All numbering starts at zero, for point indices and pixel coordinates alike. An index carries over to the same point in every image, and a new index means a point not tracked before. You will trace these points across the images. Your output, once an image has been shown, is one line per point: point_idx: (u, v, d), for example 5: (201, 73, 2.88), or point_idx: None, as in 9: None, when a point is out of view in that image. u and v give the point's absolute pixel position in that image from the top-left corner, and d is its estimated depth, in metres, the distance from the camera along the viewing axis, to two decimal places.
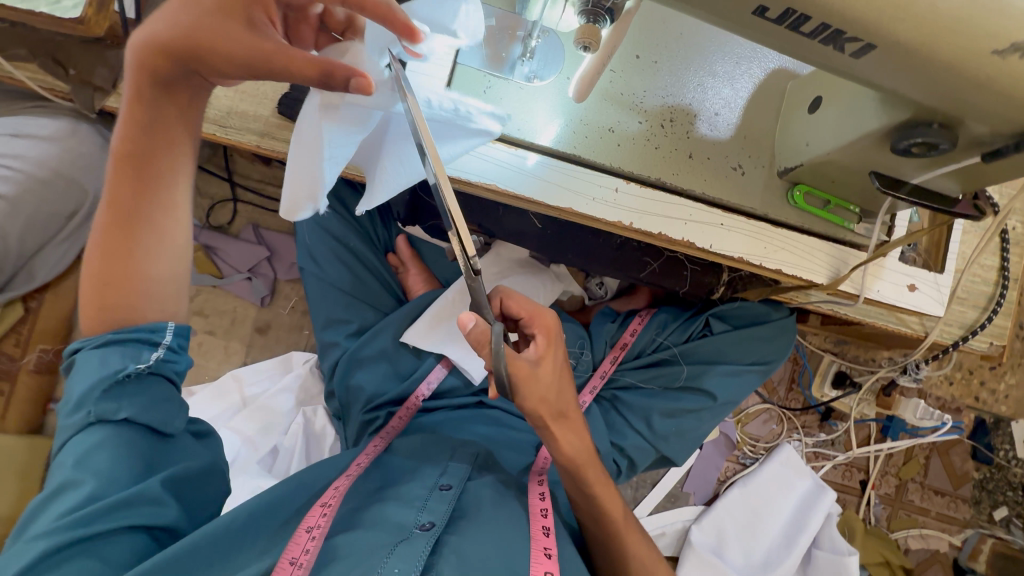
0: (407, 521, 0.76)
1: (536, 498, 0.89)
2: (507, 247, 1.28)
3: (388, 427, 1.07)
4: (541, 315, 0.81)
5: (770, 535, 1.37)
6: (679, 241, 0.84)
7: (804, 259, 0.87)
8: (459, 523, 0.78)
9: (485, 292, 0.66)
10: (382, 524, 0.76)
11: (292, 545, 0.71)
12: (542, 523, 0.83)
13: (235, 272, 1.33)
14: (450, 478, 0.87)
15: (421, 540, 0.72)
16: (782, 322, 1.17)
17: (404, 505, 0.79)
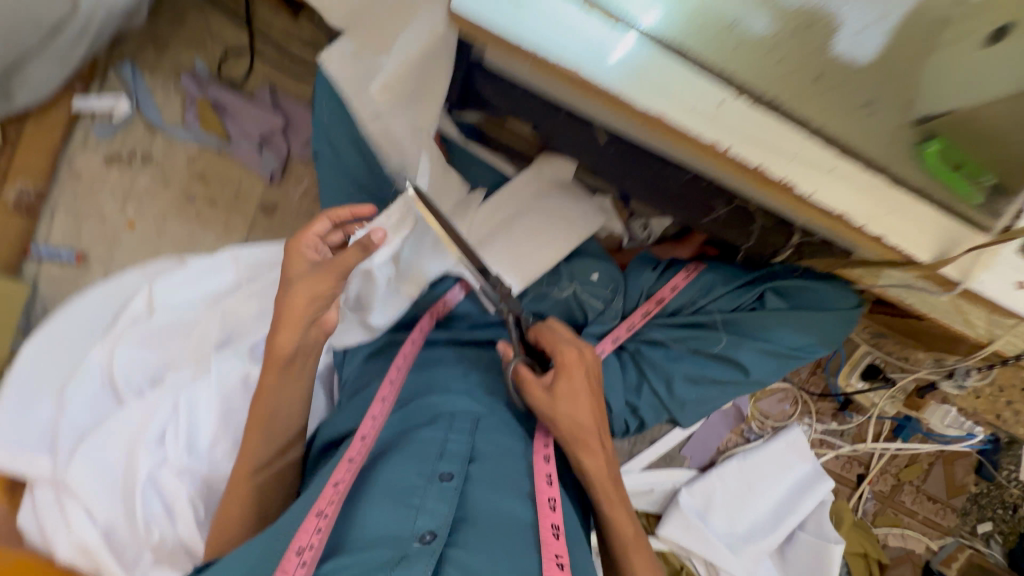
0: (404, 532, 0.72)
1: (540, 460, 0.91)
2: (551, 164, 1.12)
3: (402, 353, 1.04)
4: (563, 351, 0.93)
5: (759, 511, 1.34)
6: (778, 181, 0.70)
7: (912, 231, 0.74)
8: (461, 531, 0.75)
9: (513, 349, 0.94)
10: (379, 539, 0.71)
11: (298, 533, 0.74)
12: (549, 520, 0.82)
13: (245, 138, 1.21)
14: (449, 464, 0.83)
15: (424, 556, 0.68)
16: (847, 311, 1.05)
17: (398, 507, 0.75)
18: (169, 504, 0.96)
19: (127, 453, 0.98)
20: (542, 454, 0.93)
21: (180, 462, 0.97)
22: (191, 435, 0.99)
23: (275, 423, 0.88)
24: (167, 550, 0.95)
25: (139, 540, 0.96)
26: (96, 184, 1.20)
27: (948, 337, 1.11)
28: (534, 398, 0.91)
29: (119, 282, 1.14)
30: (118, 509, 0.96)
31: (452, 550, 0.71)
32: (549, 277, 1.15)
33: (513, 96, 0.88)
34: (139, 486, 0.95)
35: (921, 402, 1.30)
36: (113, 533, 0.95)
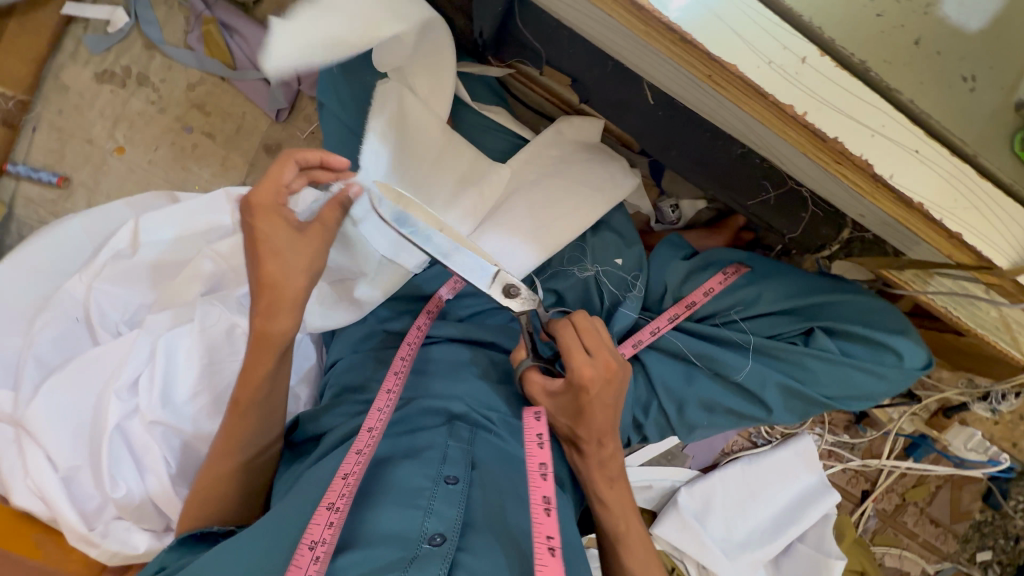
0: (413, 532, 0.65)
1: (533, 445, 0.82)
2: (574, 125, 1.04)
3: (400, 352, 0.92)
4: (576, 367, 0.78)
5: (759, 518, 1.28)
6: (856, 159, 0.60)
7: (991, 231, 0.64)
8: (470, 534, 0.67)
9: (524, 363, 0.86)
10: (388, 536, 0.65)
11: (311, 527, 0.68)
12: (541, 492, 0.77)
13: (251, 68, 1.09)
14: (456, 466, 0.75)
15: (435, 560, 0.61)
16: (900, 371, 0.93)
17: (403, 510, 0.68)
18: (139, 458, 0.90)
19: (98, 398, 0.91)
20: (534, 433, 0.82)
21: (153, 414, 0.90)
22: (167, 385, 0.91)
23: (259, 379, 0.80)
24: (134, 504, 0.89)
25: (104, 492, 0.89)
26: (84, 101, 1.10)
27: (990, 361, 1.05)
28: (539, 402, 0.85)
29: (102, 212, 1.05)
30: (82, 457, 0.89)
31: (467, 555, 0.64)
32: (573, 252, 1.01)
33: (560, 44, 0.81)
34: (107, 436, 0.88)
35: (945, 423, 1.24)
36: (74, 482, 0.88)
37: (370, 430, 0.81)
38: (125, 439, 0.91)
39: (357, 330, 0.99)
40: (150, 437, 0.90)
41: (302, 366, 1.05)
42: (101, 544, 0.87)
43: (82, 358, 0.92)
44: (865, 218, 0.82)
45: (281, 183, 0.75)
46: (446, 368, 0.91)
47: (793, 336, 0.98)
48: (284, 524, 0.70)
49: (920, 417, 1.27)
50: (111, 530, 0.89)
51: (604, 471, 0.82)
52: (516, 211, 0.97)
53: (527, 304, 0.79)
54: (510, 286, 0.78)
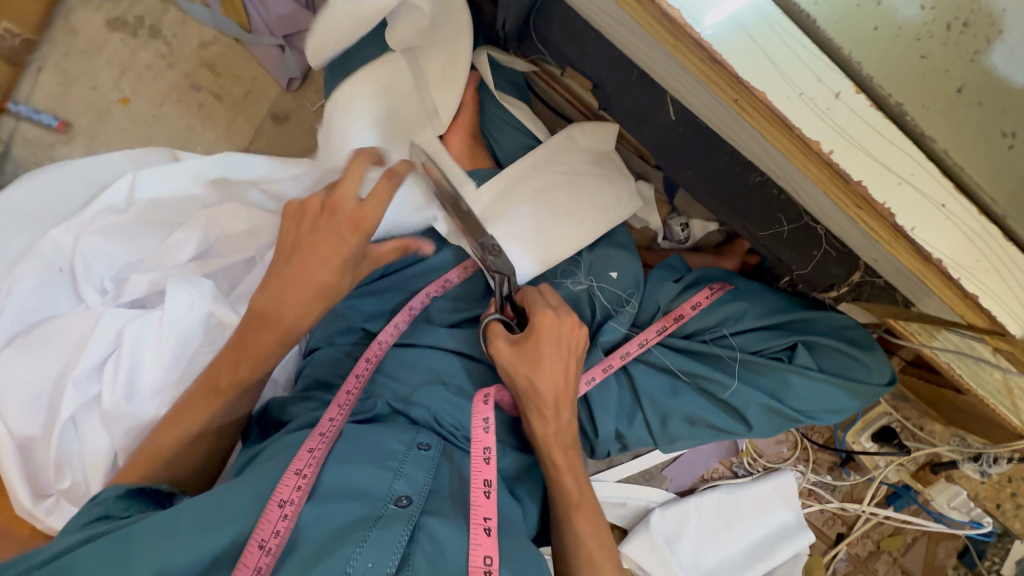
0: (380, 492, 0.70)
1: (477, 428, 0.83)
2: (587, 130, 1.01)
3: (370, 352, 0.91)
4: (542, 311, 0.81)
5: (730, 549, 1.26)
6: (875, 203, 0.57)
7: (1011, 296, 0.60)
8: (437, 503, 0.72)
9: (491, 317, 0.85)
10: (353, 494, 0.69)
11: (280, 485, 0.68)
12: (481, 475, 0.78)
13: (265, 32, 1.05)
14: (428, 435, 0.80)
15: (399, 520, 0.66)
16: (873, 390, 0.92)
17: (375, 467, 0.72)
18: (87, 444, 0.88)
19: (57, 381, 0.90)
20: (479, 417, 0.85)
21: (111, 406, 0.87)
22: (131, 370, 0.89)
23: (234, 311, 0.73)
24: (77, 494, 0.87)
25: (49, 471, 0.89)
26: (93, 47, 1.06)
27: (984, 418, 1.01)
28: (499, 353, 0.82)
29: (98, 162, 1.02)
30: (38, 429, 0.88)
31: (429, 518, 0.68)
32: (567, 265, 0.98)
33: (583, 45, 0.77)
34: (59, 425, 0.87)
35: (931, 477, 1.22)
36: (31, 449, 0.89)
37: (338, 410, 0.82)
38: (77, 428, 0.89)
39: (335, 317, 0.95)
40: (103, 427, 0.88)
41: (282, 351, 1.02)
42: (46, 519, 0.88)
43: (47, 327, 0.91)
44: (878, 264, 0.78)
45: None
46: (419, 374, 0.88)
47: (777, 352, 0.96)
48: (253, 472, 0.71)
49: (907, 469, 1.24)
50: (57, 507, 0.89)
51: (560, 435, 0.82)
52: (520, 214, 0.95)
53: (502, 266, 0.85)
54: (487, 243, 0.85)
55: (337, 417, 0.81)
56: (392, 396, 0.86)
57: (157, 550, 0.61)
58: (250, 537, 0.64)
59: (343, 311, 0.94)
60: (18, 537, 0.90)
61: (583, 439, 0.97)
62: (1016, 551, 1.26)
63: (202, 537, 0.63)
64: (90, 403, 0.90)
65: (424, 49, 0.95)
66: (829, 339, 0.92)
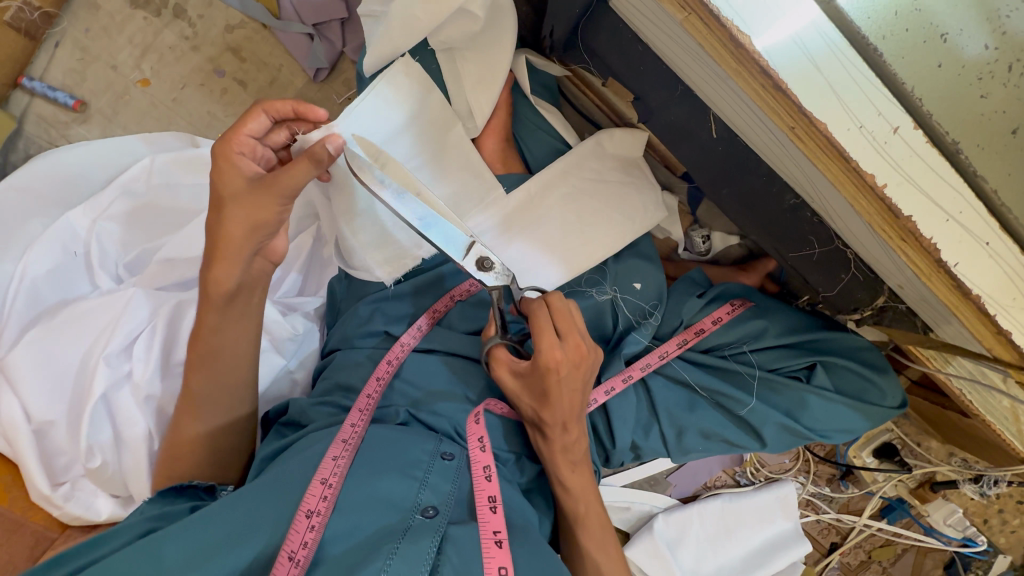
0: (407, 502, 0.72)
1: (476, 448, 0.82)
2: (620, 136, 0.99)
3: (390, 357, 0.89)
4: (549, 348, 0.73)
5: (729, 557, 1.29)
6: (921, 238, 0.58)
7: None
8: (459, 515, 0.75)
9: (493, 343, 0.83)
10: (380, 502, 0.71)
11: (307, 496, 0.70)
12: (485, 492, 0.77)
13: (296, 19, 1.01)
14: (451, 444, 0.82)
15: (427, 531, 0.69)
16: (886, 412, 0.93)
17: (401, 478, 0.74)
18: (117, 426, 0.86)
19: (83, 360, 0.87)
20: (475, 437, 0.83)
21: (143, 385, 0.87)
22: (163, 352, 0.89)
23: (221, 361, 0.80)
24: (105, 475, 0.86)
25: (73, 454, 0.87)
26: (113, 24, 1.02)
27: (988, 442, 1.04)
28: (503, 381, 0.81)
29: (115, 146, 1.00)
30: (58, 413, 0.86)
31: (455, 528, 0.71)
32: (592, 274, 0.96)
33: (630, 57, 0.76)
34: (91, 404, 0.85)
35: (927, 494, 1.26)
36: (49, 435, 0.86)
37: (359, 415, 0.82)
38: (109, 408, 0.87)
39: (359, 320, 0.94)
40: (137, 410, 0.87)
41: (307, 357, 1.01)
42: (64, 506, 0.86)
43: (74, 310, 0.89)
44: (904, 290, 0.78)
45: (248, 134, 0.73)
46: (438, 382, 0.88)
47: (794, 370, 0.96)
48: (273, 484, 0.71)
49: (906, 485, 1.27)
50: (76, 493, 0.87)
51: (567, 453, 0.81)
52: (550, 219, 0.94)
53: (500, 279, 0.74)
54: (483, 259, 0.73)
55: (358, 423, 0.81)
56: (413, 405, 0.86)
57: (188, 557, 0.63)
58: (279, 551, 0.66)
59: (367, 314, 0.93)
60: (33, 527, 0.87)
61: (599, 449, 0.97)
62: (998, 565, 1.30)
63: (228, 551, 0.64)
64: (120, 381, 0.88)
65: (461, 49, 0.92)
66: (845, 360, 0.93)
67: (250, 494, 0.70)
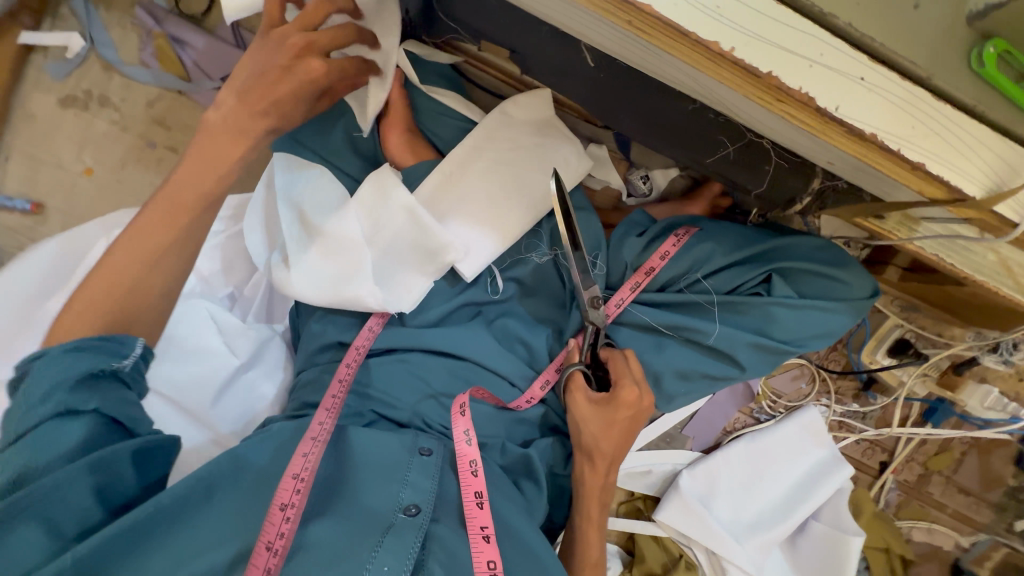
0: (388, 506, 0.71)
1: (462, 442, 0.83)
2: (527, 99, 0.99)
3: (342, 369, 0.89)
4: (630, 390, 0.86)
5: (767, 497, 1.23)
6: (791, 92, 0.57)
7: (958, 158, 0.61)
8: (444, 509, 0.75)
9: (574, 365, 0.90)
10: (363, 504, 0.71)
11: (280, 490, 0.71)
12: (472, 487, 0.78)
13: (205, 79, 1.07)
14: (429, 440, 0.83)
15: (411, 529, 0.69)
16: (858, 303, 0.89)
17: (384, 481, 0.74)
18: None
19: None
20: (462, 430, 0.84)
21: None
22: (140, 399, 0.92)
23: None
24: None
25: None
26: (52, 128, 1.10)
27: (992, 303, 0.96)
28: (574, 405, 0.90)
29: (76, 234, 1.07)
30: None
31: (438, 526, 0.72)
32: (530, 239, 0.99)
33: (489, 16, 0.78)
34: None
35: (957, 380, 1.18)
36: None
37: (325, 413, 0.83)
38: None
39: (316, 338, 0.96)
40: None
41: (273, 368, 1.03)
42: None
43: None
44: (833, 166, 0.76)
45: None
46: (400, 377, 0.90)
47: (753, 287, 0.93)
48: (248, 476, 0.73)
49: (932, 377, 1.19)
50: None
51: (599, 495, 0.91)
52: (472, 194, 0.95)
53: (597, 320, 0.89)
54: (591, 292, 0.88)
55: (326, 420, 0.81)
56: (377, 403, 0.89)
57: (170, 555, 0.63)
58: (255, 543, 0.65)
59: (319, 329, 0.95)
60: None
61: None
62: None
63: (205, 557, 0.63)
64: None
65: None
66: (800, 263, 0.89)
67: (229, 497, 0.70)
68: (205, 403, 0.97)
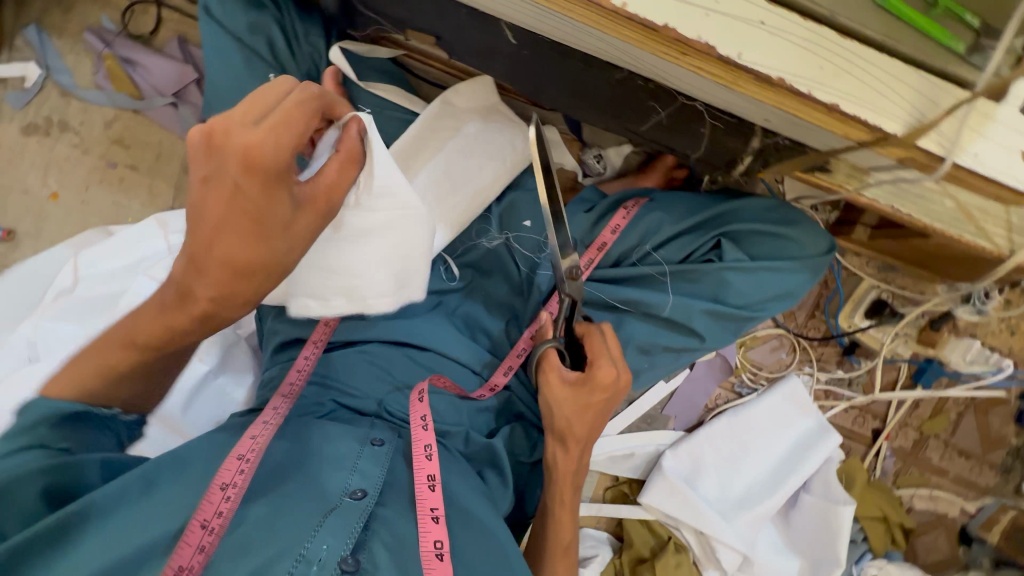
0: (335, 488, 0.72)
1: (419, 427, 0.83)
2: (468, 86, 1.00)
3: (298, 364, 0.90)
4: (605, 372, 0.80)
5: (755, 471, 1.20)
6: (691, 42, 0.57)
7: (872, 95, 0.59)
8: (391, 492, 0.76)
9: (547, 343, 0.84)
10: (307, 486, 0.72)
11: (223, 469, 0.71)
12: (425, 472, 0.79)
13: (158, 95, 1.11)
14: (382, 431, 0.83)
15: (354, 513, 0.70)
16: (811, 261, 0.88)
17: (330, 465, 0.75)
18: None
19: None
20: (418, 415, 0.85)
21: None
22: None
23: None
24: None
25: None
26: (17, 155, 1.14)
27: (956, 253, 0.94)
28: (548, 386, 0.84)
29: (45, 258, 1.10)
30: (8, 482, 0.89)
31: (383, 509, 0.73)
32: (480, 224, 0.99)
33: (408, 4, 0.79)
34: None
35: (935, 335, 1.16)
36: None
37: (281, 400, 0.85)
38: None
39: (273, 338, 0.96)
40: None
41: (241, 371, 1.04)
42: None
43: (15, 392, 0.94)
44: (769, 121, 0.75)
45: None
46: (357, 369, 0.90)
47: (706, 254, 0.91)
48: (188, 462, 0.71)
49: (912, 337, 1.19)
50: None
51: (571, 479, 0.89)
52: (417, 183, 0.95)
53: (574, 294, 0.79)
54: (571, 261, 0.78)
55: (280, 406, 0.84)
56: (336, 392, 0.90)
57: (98, 545, 0.61)
58: (189, 521, 0.65)
59: (276, 328, 0.95)
60: None
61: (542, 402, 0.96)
62: None
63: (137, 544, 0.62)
64: None
65: None
66: (750, 226, 0.88)
67: (172, 480, 0.68)
68: (173, 409, 0.97)
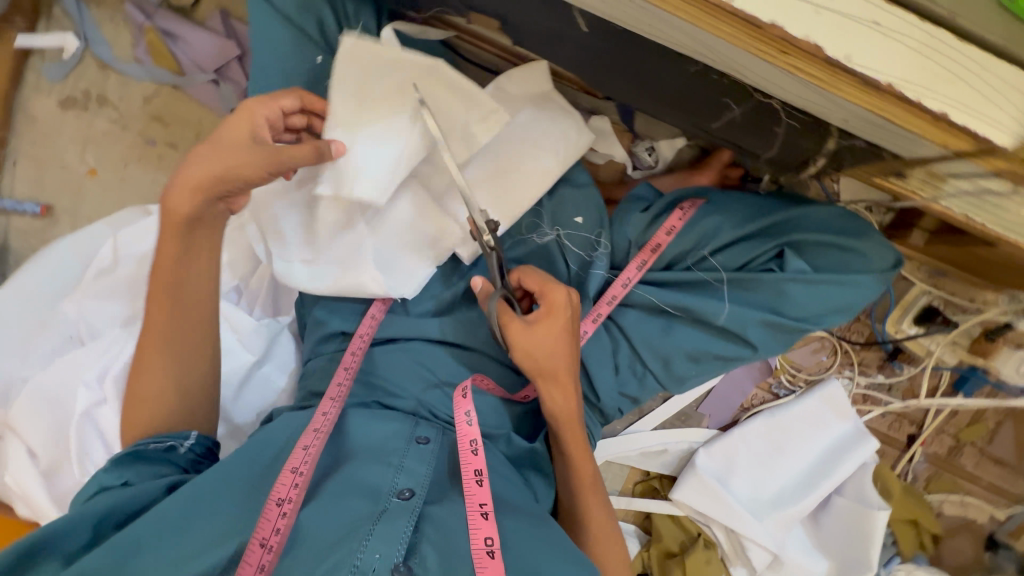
0: (384, 487, 0.73)
1: (463, 422, 0.82)
2: (520, 71, 0.95)
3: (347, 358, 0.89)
4: (552, 290, 0.77)
5: (788, 474, 1.20)
6: (798, 43, 0.53)
7: (985, 103, 0.55)
8: (437, 492, 0.75)
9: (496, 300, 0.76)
10: (357, 492, 0.72)
11: (278, 486, 0.72)
12: (472, 466, 0.78)
13: (199, 71, 1.07)
14: (427, 429, 0.83)
15: (404, 513, 0.69)
16: (875, 276, 0.85)
17: (378, 463, 0.75)
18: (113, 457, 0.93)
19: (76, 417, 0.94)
20: (462, 411, 0.83)
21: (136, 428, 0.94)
22: None
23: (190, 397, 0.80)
24: None
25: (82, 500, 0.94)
26: (53, 129, 1.12)
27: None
28: (518, 340, 0.76)
29: (83, 235, 1.09)
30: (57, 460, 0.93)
31: (431, 507, 0.72)
32: (531, 219, 0.96)
33: None
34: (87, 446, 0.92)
35: (989, 346, 1.14)
36: (57, 470, 0.93)
37: (330, 403, 0.83)
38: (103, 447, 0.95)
39: (318, 327, 0.95)
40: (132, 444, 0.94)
41: (284, 359, 1.03)
42: None
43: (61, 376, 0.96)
44: (848, 123, 0.70)
45: None
46: (404, 365, 0.90)
47: (765, 262, 0.89)
48: (233, 487, 0.71)
49: (962, 345, 1.17)
50: None
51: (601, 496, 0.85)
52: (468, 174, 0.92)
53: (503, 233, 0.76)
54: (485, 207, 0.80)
55: (330, 410, 0.82)
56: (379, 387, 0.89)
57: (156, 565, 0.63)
58: (250, 538, 0.66)
59: (322, 318, 0.94)
60: None
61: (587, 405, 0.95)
62: None
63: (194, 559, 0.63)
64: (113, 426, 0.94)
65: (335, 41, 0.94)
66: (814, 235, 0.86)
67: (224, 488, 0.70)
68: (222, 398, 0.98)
